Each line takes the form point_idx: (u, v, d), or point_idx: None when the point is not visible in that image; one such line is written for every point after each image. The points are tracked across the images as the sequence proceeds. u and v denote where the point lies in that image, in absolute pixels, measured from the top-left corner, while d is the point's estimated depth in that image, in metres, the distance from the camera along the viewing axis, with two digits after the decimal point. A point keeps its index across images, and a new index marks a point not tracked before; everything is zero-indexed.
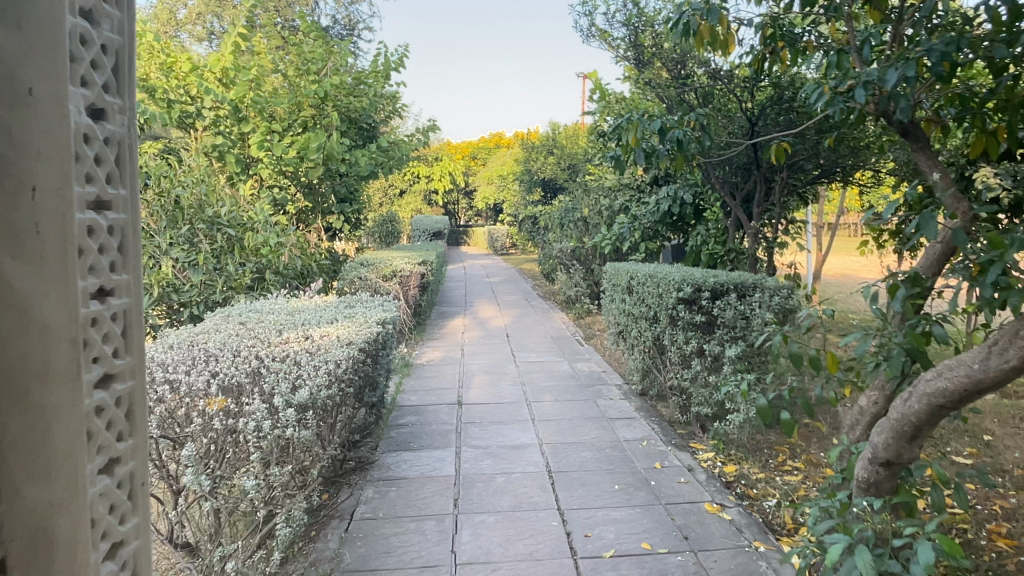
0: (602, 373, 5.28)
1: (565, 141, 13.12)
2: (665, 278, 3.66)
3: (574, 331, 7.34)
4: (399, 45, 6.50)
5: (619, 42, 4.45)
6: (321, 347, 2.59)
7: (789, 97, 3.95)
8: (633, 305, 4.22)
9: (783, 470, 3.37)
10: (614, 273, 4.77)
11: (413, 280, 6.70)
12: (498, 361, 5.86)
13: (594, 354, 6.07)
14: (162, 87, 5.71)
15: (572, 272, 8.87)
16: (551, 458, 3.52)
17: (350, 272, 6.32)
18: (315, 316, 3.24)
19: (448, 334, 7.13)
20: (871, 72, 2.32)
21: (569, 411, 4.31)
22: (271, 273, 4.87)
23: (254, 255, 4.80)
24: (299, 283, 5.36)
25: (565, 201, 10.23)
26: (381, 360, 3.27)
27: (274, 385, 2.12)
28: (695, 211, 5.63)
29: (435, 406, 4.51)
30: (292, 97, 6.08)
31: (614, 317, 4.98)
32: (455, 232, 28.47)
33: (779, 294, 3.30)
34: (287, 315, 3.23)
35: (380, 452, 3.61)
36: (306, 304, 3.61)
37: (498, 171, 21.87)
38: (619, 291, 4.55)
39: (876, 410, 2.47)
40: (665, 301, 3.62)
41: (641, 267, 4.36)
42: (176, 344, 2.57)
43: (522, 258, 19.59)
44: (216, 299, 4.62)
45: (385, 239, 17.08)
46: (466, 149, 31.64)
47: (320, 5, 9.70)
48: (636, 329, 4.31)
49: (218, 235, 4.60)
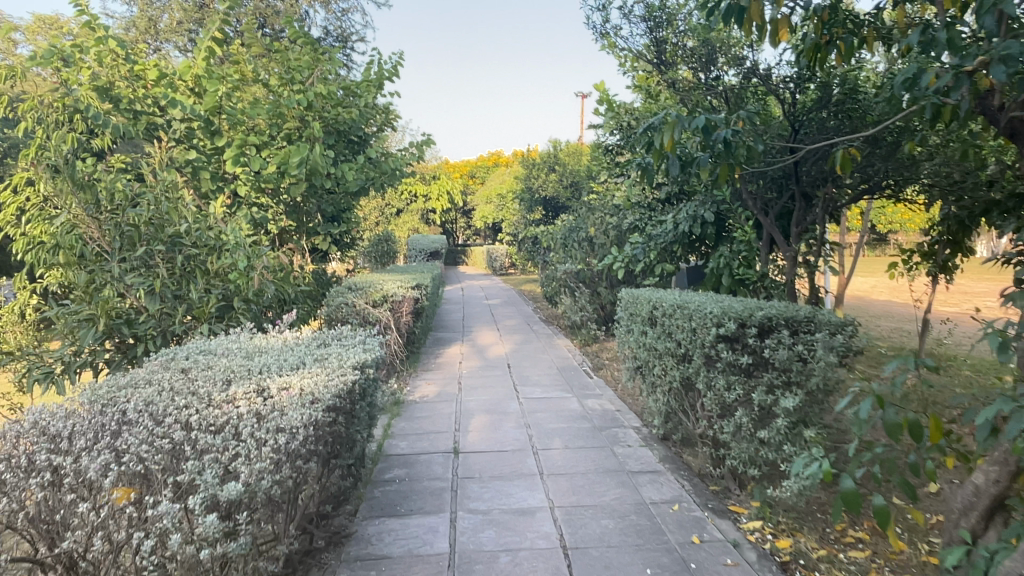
0: (617, 413, 4.68)
1: (567, 157, 12.65)
2: (699, 310, 3.09)
3: (581, 360, 6.75)
4: (394, 53, 5.59)
5: (636, 36, 3.90)
6: (275, 409, 2.00)
7: (839, 99, 3.41)
8: (656, 339, 3.64)
9: (848, 546, 2.76)
10: (631, 301, 4.19)
11: (405, 306, 6.10)
12: (499, 397, 5.26)
13: (606, 388, 5.47)
14: (128, 95, 5.17)
15: (577, 295, 8.30)
16: (566, 528, 2.92)
17: (336, 297, 5.74)
18: (277, 360, 2.64)
19: (444, 364, 6.53)
20: (1010, 44, 1.88)
21: (584, 463, 3.70)
22: (240, 300, 4.27)
23: (223, 280, 4.23)
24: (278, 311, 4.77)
25: (569, 219, 9.68)
26: (359, 413, 2.68)
27: (196, 473, 1.53)
28: (718, 230, 5.07)
29: (427, 455, 3.90)
30: (271, 106, 5.53)
31: (630, 348, 4.40)
32: (453, 251, 27.96)
33: (841, 330, 2.72)
34: (244, 358, 2.65)
35: (360, 520, 3.01)
36: (272, 342, 3.02)
37: (497, 189, 21.44)
38: (638, 322, 3.97)
39: (998, 491, 1.91)
40: (701, 337, 3.05)
41: (666, 295, 3.79)
42: (87, 407, 1.99)
43: (522, 278, 19.03)
44: (175, 332, 4.02)
45: (382, 259, 16.53)
46: (464, 167, 31.26)
47: (311, 15, 9.25)
48: (659, 366, 3.73)
49: (179, 258, 4.03)
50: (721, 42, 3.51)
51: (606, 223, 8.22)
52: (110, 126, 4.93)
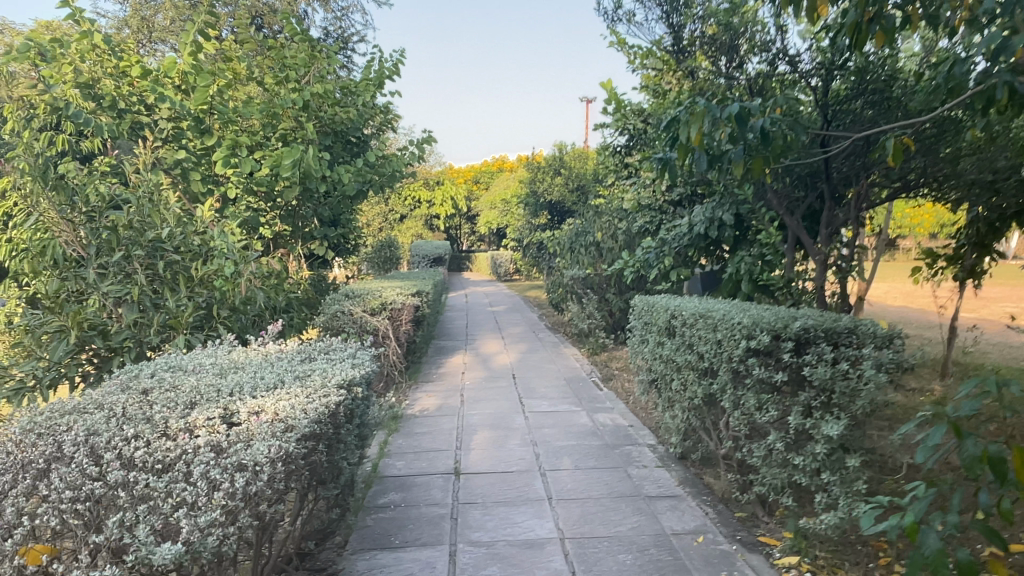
0: (629, 429, 4.37)
1: (573, 161, 12.36)
2: (726, 321, 2.78)
3: (590, 371, 6.44)
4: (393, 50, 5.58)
5: (653, 22, 3.60)
6: (240, 440, 1.70)
7: (875, 88, 3.12)
8: (675, 350, 3.34)
9: None
10: (646, 308, 3.88)
11: (405, 313, 5.80)
12: (503, 410, 4.95)
13: (617, 402, 5.15)
14: (112, 91, 4.87)
15: (585, 302, 8.00)
16: (578, 564, 2.60)
17: (332, 305, 5.45)
18: (252, 378, 2.34)
19: (446, 375, 6.23)
20: None
21: (596, 487, 3.39)
22: (224, 309, 3.95)
23: (206, 288, 3.93)
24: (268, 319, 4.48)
25: (576, 224, 9.39)
26: (345, 438, 2.38)
27: None
28: (736, 233, 4.75)
29: (425, 476, 3.59)
30: (264, 104, 5.24)
31: (644, 358, 4.08)
32: (457, 258, 27.70)
33: (887, 343, 2.42)
34: (216, 376, 2.35)
35: (347, 555, 2.70)
36: (253, 356, 2.72)
37: (502, 195, 21.19)
38: (655, 331, 3.66)
39: None
40: (727, 351, 2.74)
41: (685, 302, 3.49)
42: (17, 437, 1.68)
43: (527, 285, 18.73)
44: (154, 343, 3.72)
45: (384, 265, 16.26)
46: (468, 173, 31.02)
47: (310, 15, 9.00)
48: (677, 379, 3.42)
49: (160, 263, 3.73)
50: (747, 25, 3.20)
51: (615, 227, 7.91)
52: (92, 124, 4.65)
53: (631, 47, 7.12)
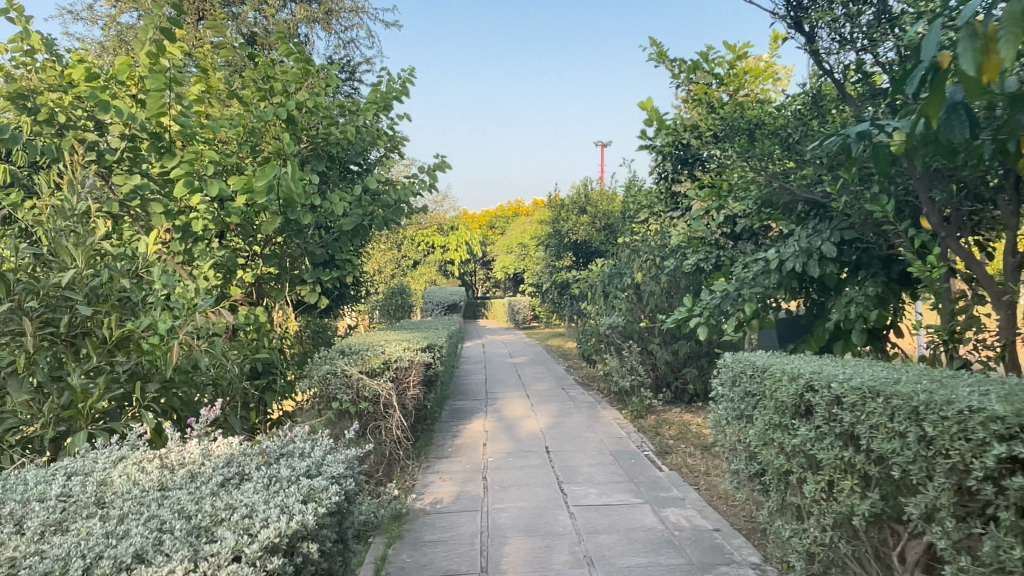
0: (716, 536, 3.19)
1: (598, 197, 11.42)
2: (936, 405, 1.68)
3: (640, 440, 5.27)
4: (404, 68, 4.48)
5: None
6: None
7: None
8: (812, 440, 2.22)
9: None
10: (742, 369, 2.77)
11: (413, 374, 4.68)
12: (541, 501, 3.81)
13: (686, 487, 3.99)
14: (48, 101, 3.88)
15: (624, 354, 6.87)
16: None
17: (322, 365, 4.37)
18: (104, 539, 1.25)
19: (464, 448, 5.09)
20: None
21: None
22: (159, 381, 2.86)
23: (133, 351, 2.85)
24: (230, 388, 3.39)
25: (608, 264, 8.35)
26: None
27: None
28: (841, 267, 3.65)
29: None
30: (238, 118, 4.27)
31: (742, 439, 2.94)
32: (472, 304, 26.78)
33: None
34: (41, 536, 1.25)
35: None
36: (150, 472, 1.62)
37: (519, 238, 20.34)
38: (765, 405, 2.54)
39: None
40: (945, 456, 1.65)
41: (815, 365, 2.37)
42: None
43: (546, 332, 17.62)
44: (53, 431, 2.63)
45: (394, 312, 15.23)
46: (484, 217, 30.38)
47: (313, 42, 8.17)
48: (815, 481, 2.28)
49: (67, 321, 2.65)
50: None
51: (658, 267, 6.84)
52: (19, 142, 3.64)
53: (674, 59, 6.17)
